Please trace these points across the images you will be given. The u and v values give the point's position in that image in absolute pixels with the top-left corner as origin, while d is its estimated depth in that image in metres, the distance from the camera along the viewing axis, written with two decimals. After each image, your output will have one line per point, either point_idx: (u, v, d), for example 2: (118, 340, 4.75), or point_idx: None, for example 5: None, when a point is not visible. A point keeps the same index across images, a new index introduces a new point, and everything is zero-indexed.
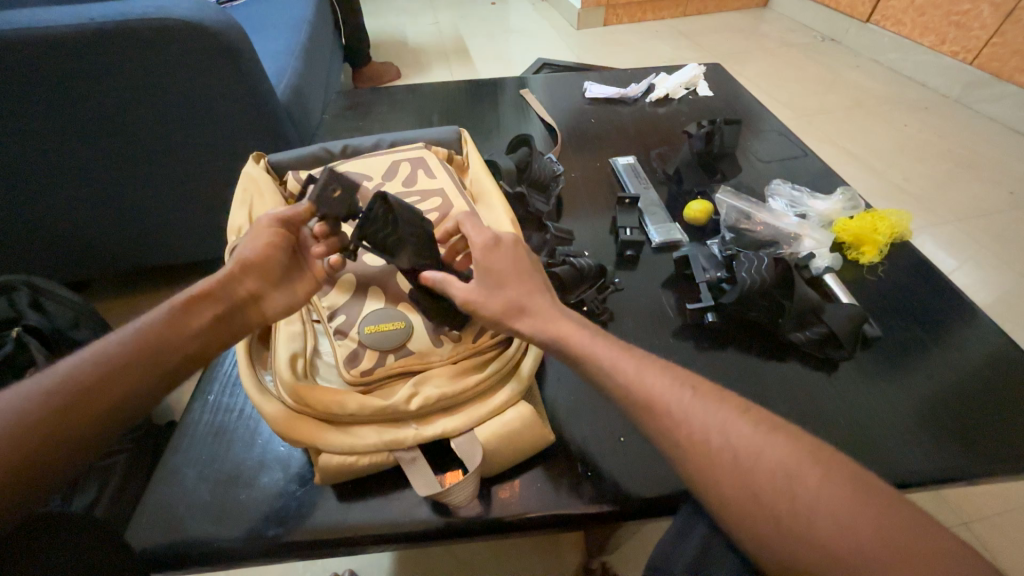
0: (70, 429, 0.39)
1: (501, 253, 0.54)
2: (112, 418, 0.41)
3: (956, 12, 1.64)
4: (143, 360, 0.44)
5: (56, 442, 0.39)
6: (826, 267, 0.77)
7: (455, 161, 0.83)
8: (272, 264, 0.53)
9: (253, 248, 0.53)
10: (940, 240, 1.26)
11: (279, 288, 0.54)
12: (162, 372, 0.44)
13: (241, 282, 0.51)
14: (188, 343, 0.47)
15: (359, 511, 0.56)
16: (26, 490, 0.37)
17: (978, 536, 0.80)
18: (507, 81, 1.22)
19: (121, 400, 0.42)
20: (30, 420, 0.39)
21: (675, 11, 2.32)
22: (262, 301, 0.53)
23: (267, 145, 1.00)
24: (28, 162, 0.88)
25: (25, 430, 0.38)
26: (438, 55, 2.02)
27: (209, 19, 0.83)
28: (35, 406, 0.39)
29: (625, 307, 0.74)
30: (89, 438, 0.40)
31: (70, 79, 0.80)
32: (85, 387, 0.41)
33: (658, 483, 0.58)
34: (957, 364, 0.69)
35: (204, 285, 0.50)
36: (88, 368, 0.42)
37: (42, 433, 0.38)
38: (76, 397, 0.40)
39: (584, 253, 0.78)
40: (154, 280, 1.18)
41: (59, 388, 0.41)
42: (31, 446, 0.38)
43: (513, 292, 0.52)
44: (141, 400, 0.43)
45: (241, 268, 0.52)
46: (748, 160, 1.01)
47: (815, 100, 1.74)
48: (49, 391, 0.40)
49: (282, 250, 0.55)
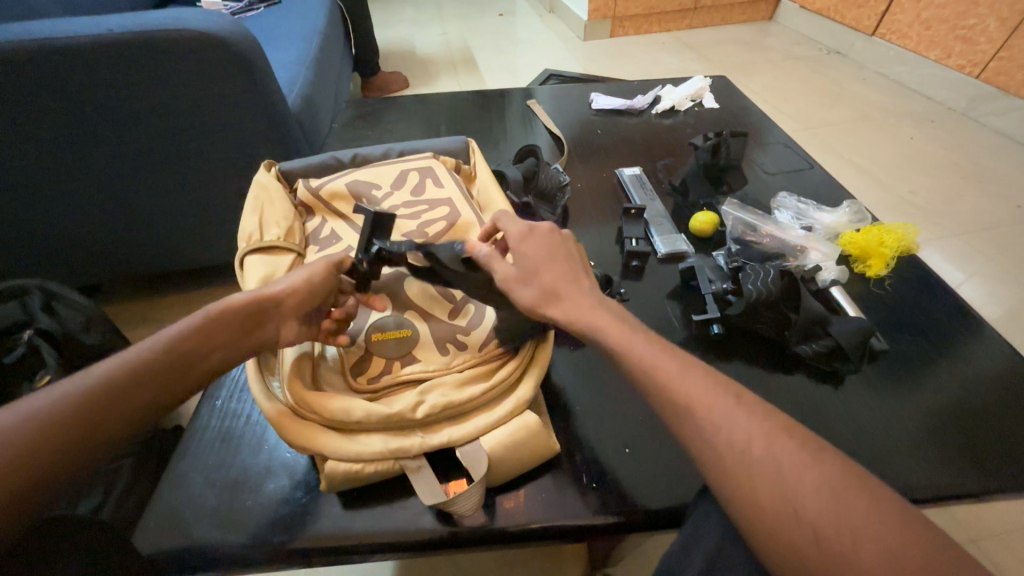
0: (89, 433, 0.38)
1: (534, 240, 0.55)
2: (130, 427, 0.40)
3: (962, 26, 1.64)
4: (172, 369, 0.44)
5: (79, 445, 0.37)
6: (832, 279, 0.78)
7: (462, 171, 0.85)
8: (314, 295, 0.56)
9: (301, 278, 0.56)
10: (947, 253, 1.26)
11: (304, 320, 0.56)
12: (188, 383, 0.44)
13: (279, 306, 0.53)
14: (214, 356, 0.47)
15: (362, 519, 0.56)
16: (26, 495, 0.35)
17: (987, 554, 0.79)
18: (514, 92, 1.23)
19: (142, 409, 0.41)
20: (52, 419, 0.37)
21: (680, 24, 2.34)
22: (288, 326, 0.54)
23: (277, 154, 1.02)
24: (43, 168, 0.89)
25: (46, 430, 0.37)
26: (445, 65, 2.04)
27: (224, 30, 0.84)
28: (61, 408, 0.38)
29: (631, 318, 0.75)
30: (105, 445, 0.39)
31: (85, 86, 0.82)
32: (112, 391, 0.40)
33: (663, 495, 0.58)
34: (964, 378, 0.69)
35: (244, 301, 0.51)
36: (120, 371, 0.41)
37: (62, 435, 0.37)
38: (102, 400, 0.39)
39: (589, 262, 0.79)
40: (162, 285, 1.19)
41: (87, 390, 0.39)
42: (45, 446, 0.36)
43: (549, 278, 0.51)
44: (160, 412, 0.42)
45: (289, 295, 0.54)
46: (753, 172, 1.01)
47: (820, 112, 1.74)
48: (76, 392, 0.39)
49: (324, 284, 0.58)
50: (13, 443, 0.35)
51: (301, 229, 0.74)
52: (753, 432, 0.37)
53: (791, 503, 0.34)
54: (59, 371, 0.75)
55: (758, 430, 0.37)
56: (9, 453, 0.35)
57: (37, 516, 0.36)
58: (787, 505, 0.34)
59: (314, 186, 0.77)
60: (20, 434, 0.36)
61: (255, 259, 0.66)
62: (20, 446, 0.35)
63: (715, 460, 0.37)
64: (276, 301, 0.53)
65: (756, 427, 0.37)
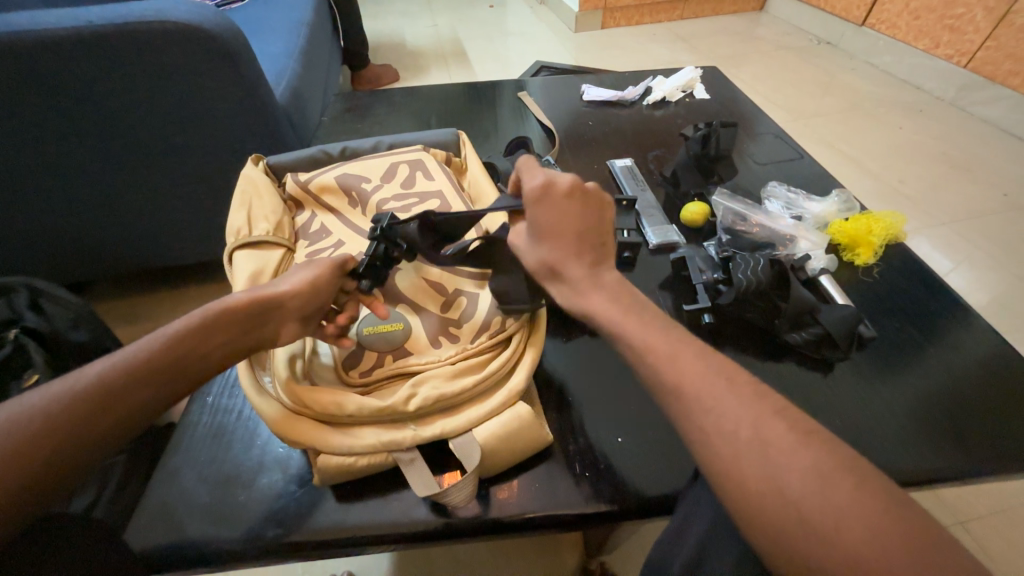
0: (83, 433, 0.37)
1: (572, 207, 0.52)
2: (125, 428, 0.39)
3: (950, 16, 1.65)
4: (168, 369, 0.43)
5: (70, 444, 0.37)
6: (821, 268, 0.78)
7: (453, 164, 0.84)
8: (320, 295, 0.55)
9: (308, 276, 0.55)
10: (936, 242, 1.27)
11: (306, 322, 0.55)
12: (185, 385, 0.44)
13: (283, 306, 0.52)
14: (212, 357, 0.46)
15: (356, 512, 0.56)
16: (19, 497, 0.34)
17: (973, 536, 0.81)
18: (505, 84, 1.22)
19: (138, 410, 0.40)
20: (47, 419, 0.37)
21: (671, 15, 2.33)
22: (291, 326, 0.53)
23: (265, 147, 1.01)
24: (27, 164, 0.88)
25: (40, 430, 0.36)
26: (436, 58, 2.02)
27: (209, 22, 0.83)
28: (56, 407, 0.37)
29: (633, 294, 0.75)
30: (99, 445, 0.38)
31: (67, 80, 0.81)
32: (107, 391, 0.39)
33: (654, 483, 0.58)
34: (951, 364, 0.70)
35: (247, 299, 0.50)
36: (117, 371, 0.41)
37: (55, 434, 0.36)
38: (100, 399, 0.39)
39: None
40: (152, 282, 1.18)
41: (82, 389, 0.39)
42: (39, 446, 0.36)
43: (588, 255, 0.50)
44: (156, 413, 0.42)
45: (292, 296, 0.53)
46: (744, 162, 1.01)
47: (810, 102, 1.75)
48: (72, 391, 0.39)
49: (329, 286, 0.56)
50: (6, 443, 0.35)
51: (290, 224, 0.73)
52: (741, 417, 0.37)
53: (780, 486, 0.34)
54: (46, 369, 0.74)
55: (748, 415, 0.37)
56: (2, 452, 0.34)
57: (29, 515, 0.35)
58: (776, 489, 0.34)
59: (302, 180, 0.76)
60: (14, 434, 0.35)
61: (243, 255, 0.66)
62: (13, 446, 0.35)
63: (705, 446, 0.37)
64: (277, 302, 0.51)
65: (744, 412, 0.37)
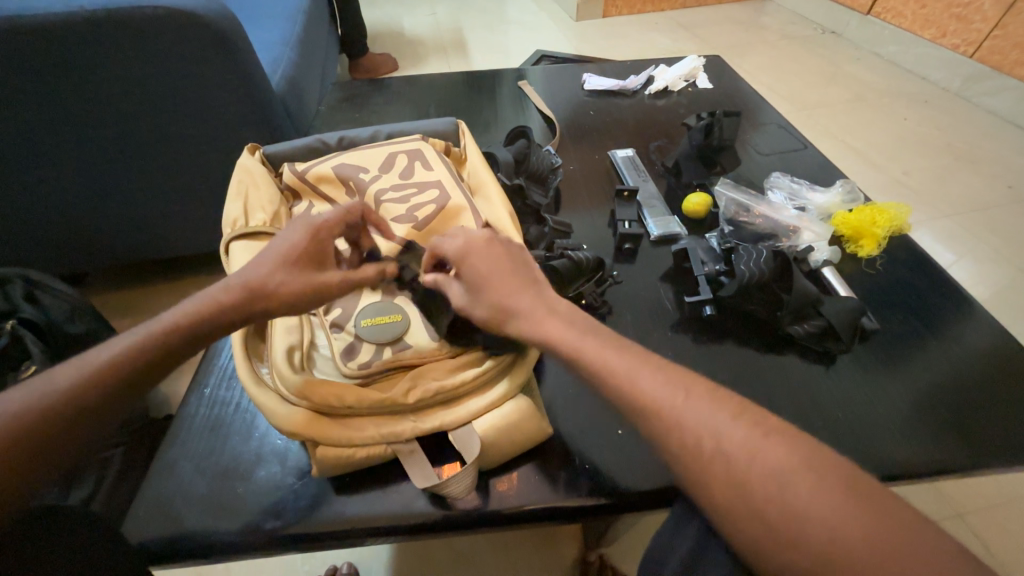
0: (66, 437, 0.38)
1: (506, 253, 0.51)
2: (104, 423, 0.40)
3: (957, 5, 1.63)
4: (145, 355, 0.42)
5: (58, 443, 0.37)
6: (825, 260, 0.77)
7: (452, 153, 0.82)
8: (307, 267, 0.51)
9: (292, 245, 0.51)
10: (939, 234, 1.26)
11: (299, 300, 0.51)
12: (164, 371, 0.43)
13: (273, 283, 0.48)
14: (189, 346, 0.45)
15: (355, 504, 0.56)
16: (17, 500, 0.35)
17: (973, 529, 0.81)
18: (505, 72, 1.21)
19: (116, 396, 0.40)
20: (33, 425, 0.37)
21: (675, 3, 2.30)
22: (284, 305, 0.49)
23: (262, 138, 0.99)
24: (20, 153, 0.87)
25: (9, 433, 0.36)
26: (436, 47, 2.00)
27: (204, 8, 0.81)
28: (37, 412, 0.37)
29: (632, 286, 0.76)
30: (84, 438, 0.39)
31: (62, 68, 0.79)
32: (87, 399, 0.39)
33: (656, 478, 0.57)
34: (955, 357, 0.69)
35: (225, 289, 0.47)
36: (91, 371, 0.40)
37: (34, 432, 0.37)
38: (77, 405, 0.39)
39: (620, 224, 0.82)
40: (150, 274, 1.17)
41: (55, 391, 0.39)
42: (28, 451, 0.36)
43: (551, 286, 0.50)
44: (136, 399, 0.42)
45: (283, 279, 0.49)
46: (748, 153, 1.00)
47: (814, 92, 1.73)
48: (47, 395, 0.38)
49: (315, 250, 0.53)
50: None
51: (287, 214, 0.72)
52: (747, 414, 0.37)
53: (786, 483, 0.33)
54: (44, 362, 0.74)
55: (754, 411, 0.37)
56: None
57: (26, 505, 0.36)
58: (785, 487, 0.33)
59: (300, 170, 0.75)
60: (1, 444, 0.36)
61: (240, 245, 0.65)
62: None
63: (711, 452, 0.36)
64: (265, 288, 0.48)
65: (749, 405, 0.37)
